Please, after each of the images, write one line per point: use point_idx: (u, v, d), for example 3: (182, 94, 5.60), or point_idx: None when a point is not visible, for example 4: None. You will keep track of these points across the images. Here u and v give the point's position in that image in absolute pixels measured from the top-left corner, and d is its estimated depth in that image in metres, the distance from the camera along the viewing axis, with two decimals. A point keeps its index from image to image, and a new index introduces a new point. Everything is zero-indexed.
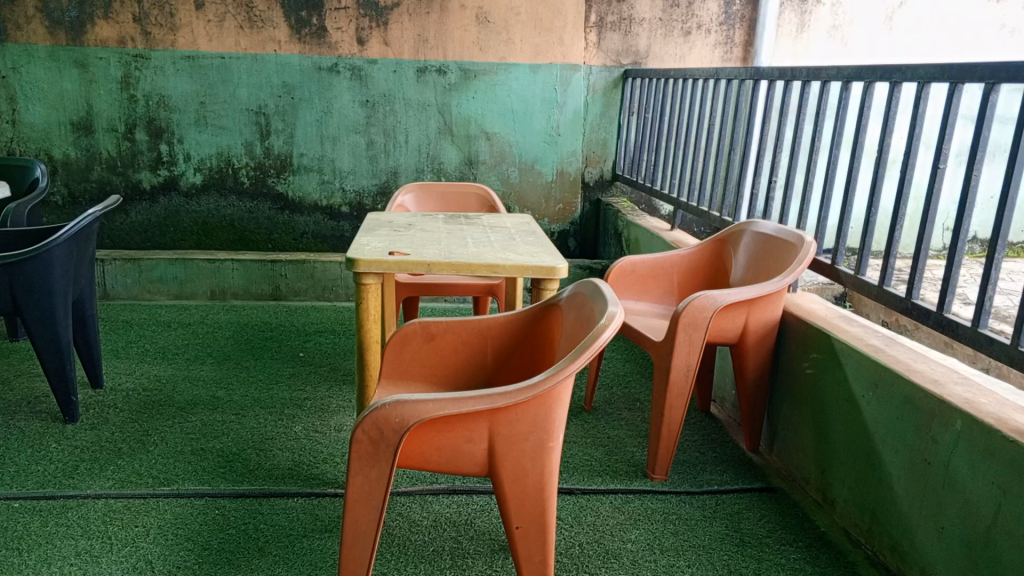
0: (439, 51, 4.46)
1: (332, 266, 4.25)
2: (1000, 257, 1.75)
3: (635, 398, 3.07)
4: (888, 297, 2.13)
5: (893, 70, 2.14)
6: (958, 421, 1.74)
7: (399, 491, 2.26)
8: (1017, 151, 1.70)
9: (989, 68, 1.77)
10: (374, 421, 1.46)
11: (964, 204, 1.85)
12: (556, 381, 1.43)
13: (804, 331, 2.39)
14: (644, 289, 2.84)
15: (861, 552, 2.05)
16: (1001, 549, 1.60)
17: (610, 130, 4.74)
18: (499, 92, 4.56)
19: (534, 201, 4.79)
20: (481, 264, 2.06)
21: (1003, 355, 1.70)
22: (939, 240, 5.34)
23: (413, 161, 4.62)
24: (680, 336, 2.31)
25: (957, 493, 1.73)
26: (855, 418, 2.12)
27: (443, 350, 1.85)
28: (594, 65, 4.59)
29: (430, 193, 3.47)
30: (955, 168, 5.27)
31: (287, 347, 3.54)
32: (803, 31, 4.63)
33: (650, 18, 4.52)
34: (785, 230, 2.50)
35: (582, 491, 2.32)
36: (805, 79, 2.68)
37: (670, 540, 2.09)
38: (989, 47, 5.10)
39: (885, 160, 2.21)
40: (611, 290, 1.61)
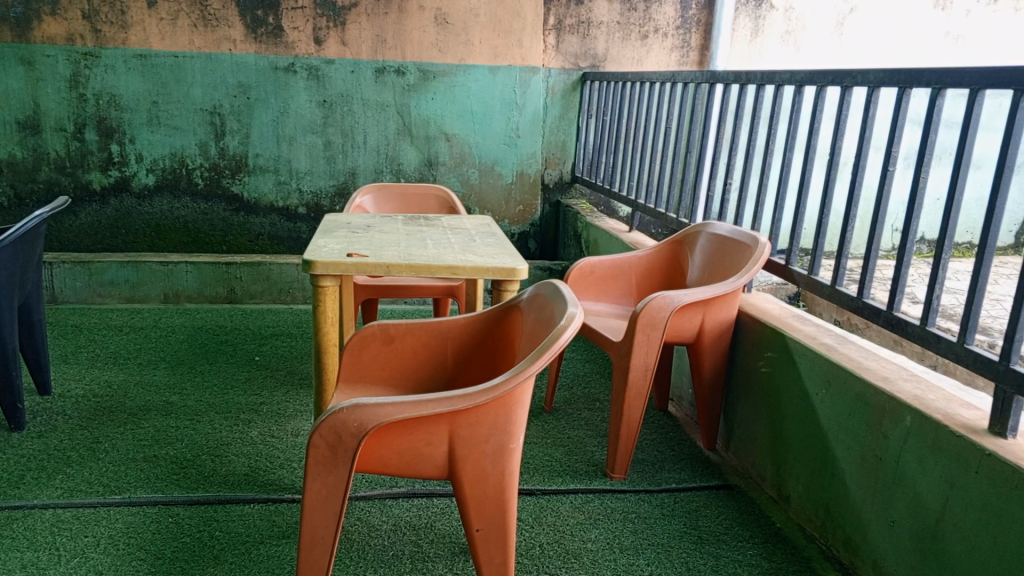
0: (398, 52, 4.44)
1: (289, 268, 4.19)
2: (947, 257, 1.80)
3: (595, 398, 3.09)
4: (840, 296, 2.17)
5: (844, 74, 2.19)
6: (907, 417, 1.78)
7: (358, 495, 2.24)
8: (962, 154, 1.75)
9: (936, 74, 1.82)
10: (331, 425, 1.45)
11: (912, 206, 1.89)
12: (517, 382, 1.43)
13: (759, 330, 2.43)
14: (602, 289, 2.86)
15: (815, 547, 2.09)
16: (949, 542, 1.64)
17: (569, 132, 4.76)
18: (458, 93, 4.55)
19: (494, 202, 4.79)
20: (441, 266, 2.05)
21: (950, 352, 1.75)
22: (889, 240, 5.47)
23: (372, 162, 4.59)
24: (639, 337, 2.33)
25: (907, 487, 1.78)
26: (809, 415, 2.16)
27: (403, 352, 1.83)
28: (553, 67, 4.61)
29: (388, 194, 3.45)
30: (903, 171, 5.41)
31: (242, 351, 3.48)
32: (757, 35, 4.71)
33: (608, 22, 4.56)
34: (740, 231, 2.54)
35: (543, 491, 2.32)
36: (759, 83, 2.72)
37: (630, 539, 2.11)
38: (935, 53, 5.25)
39: (837, 162, 2.25)
40: (571, 291, 1.61)
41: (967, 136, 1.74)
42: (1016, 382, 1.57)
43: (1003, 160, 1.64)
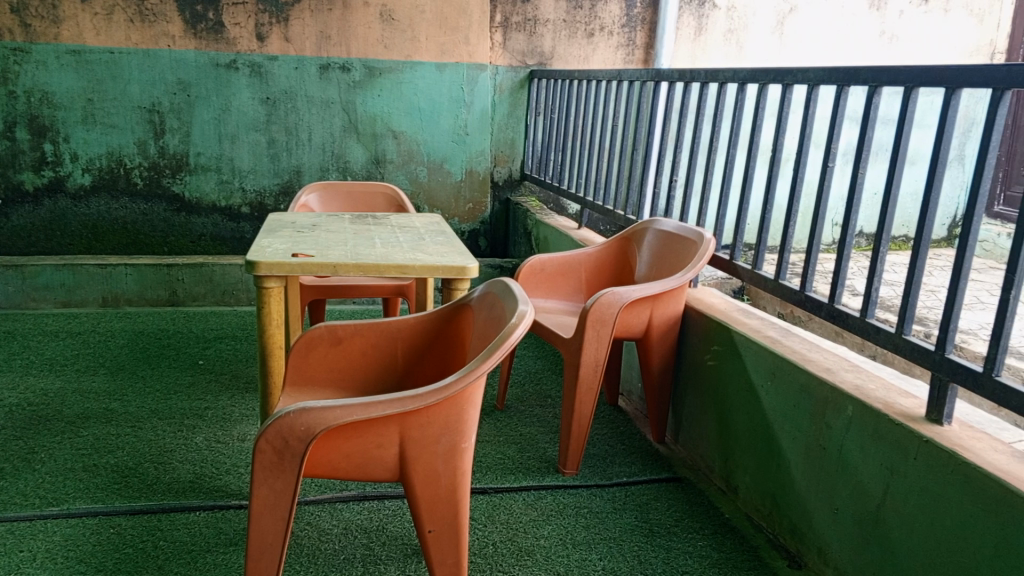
0: (342, 48, 4.38)
1: (233, 269, 4.11)
2: (885, 250, 1.85)
3: (547, 394, 3.10)
4: (783, 289, 2.22)
5: (784, 72, 2.23)
6: (849, 406, 1.83)
7: (308, 499, 2.20)
8: (898, 151, 1.80)
9: (872, 72, 1.87)
10: (278, 430, 1.42)
11: (851, 202, 1.94)
12: (468, 381, 1.43)
13: (705, 324, 2.47)
14: (553, 286, 2.87)
15: (763, 536, 2.13)
16: (891, 527, 1.69)
17: (518, 130, 4.76)
18: (405, 90, 4.51)
19: (443, 200, 4.76)
20: (390, 265, 2.03)
21: (889, 343, 1.80)
22: (829, 234, 5.62)
23: (317, 160, 4.53)
24: (589, 333, 2.35)
25: (850, 476, 1.83)
26: (755, 408, 2.20)
27: (351, 353, 1.81)
28: (500, 65, 4.60)
29: (335, 192, 3.40)
30: (842, 167, 5.56)
31: (185, 355, 3.40)
32: (700, 34, 4.81)
33: (554, 19, 4.58)
34: (686, 227, 2.58)
35: (495, 490, 2.32)
36: (703, 82, 2.76)
37: (582, 534, 2.12)
38: (872, 52, 5.37)
39: (779, 158, 2.29)
40: (521, 289, 1.61)
41: (902, 132, 1.79)
42: (950, 370, 1.62)
43: (935, 156, 1.69)
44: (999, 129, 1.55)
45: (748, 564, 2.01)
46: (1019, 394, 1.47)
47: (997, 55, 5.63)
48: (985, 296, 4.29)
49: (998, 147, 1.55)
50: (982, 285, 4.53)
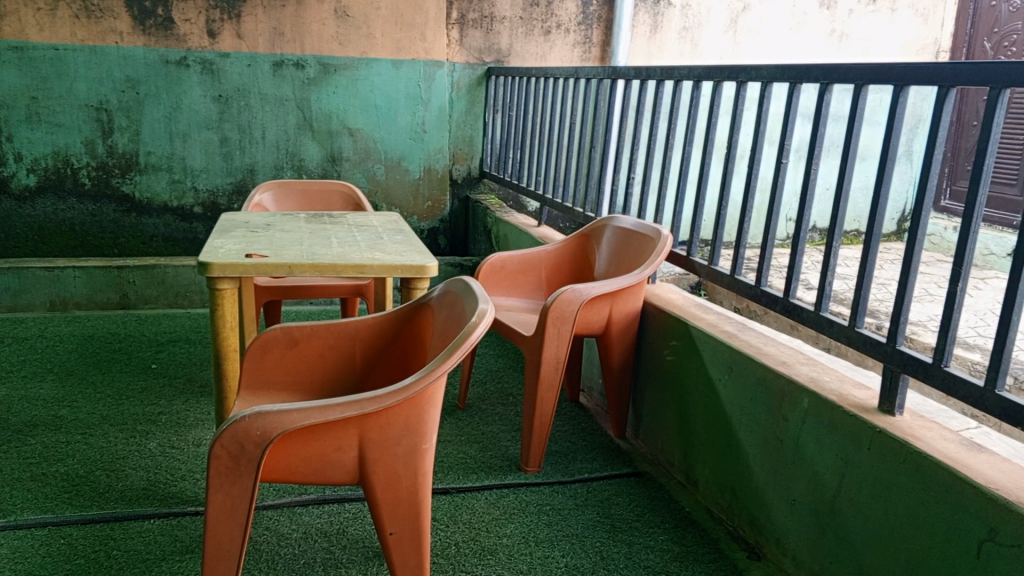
0: (296, 45, 4.31)
1: (186, 271, 4.02)
2: (838, 245, 1.89)
3: (508, 392, 3.10)
4: (739, 284, 2.24)
5: (739, 70, 2.25)
6: (805, 399, 1.86)
7: (266, 504, 2.17)
8: (850, 147, 1.83)
9: (823, 69, 1.90)
10: (233, 434, 1.39)
11: (804, 198, 1.97)
12: (428, 382, 1.41)
13: (664, 320, 2.49)
14: (513, 284, 2.87)
15: (723, 528, 2.16)
16: (847, 516, 1.72)
17: (476, 127, 4.74)
18: (361, 87, 4.47)
19: (402, 198, 4.73)
20: (347, 265, 2.00)
21: (843, 336, 1.83)
22: (784, 229, 5.71)
23: (272, 158, 4.46)
24: (549, 330, 2.34)
25: (806, 467, 1.86)
26: (714, 401, 2.23)
27: (308, 356, 1.78)
28: (457, 62, 4.58)
29: (290, 191, 3.35)
30: (796, 163, 5.65)
31: (137, 359, 3.32)
32: (656, 31, 4.85)
33: (510, 17, 4.57)
34: (644, 224, 2.60)
35: (457, 489, 2.31)
36: (658, 79, 2.78)
37: (545, 531, 2.12)
38: (823, 50, 5.47)
39: (734, 154, 2.32)
40: (481, 287, 1.61)
41: (853, 129, 1.83)
42: (901, 362, 1.66)
43: (885, 152, 1.72)
44: (946, 126, 1.58)
45: (709, 556, 2.03)
46: (968, 383, 1.50)
47: (941, 53, 5.77)
48: (933, 288, 4.41)
49: (945, 143, 1.59)
50: (930, 277, 4.65)
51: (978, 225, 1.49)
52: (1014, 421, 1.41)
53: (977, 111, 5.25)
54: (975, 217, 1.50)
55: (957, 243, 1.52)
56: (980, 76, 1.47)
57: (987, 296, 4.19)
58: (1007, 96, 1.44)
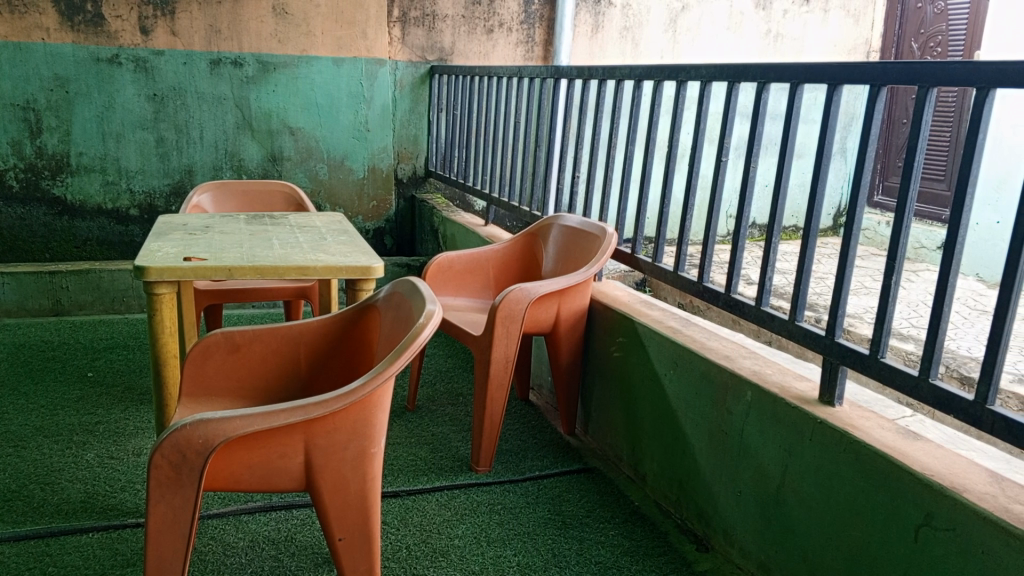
0: (234, 42, 4.22)
1: (122, 276, 3.89)
2: (777, 241, 1.93)
3: (457, 392, 3.09)
4: (682, 281, 2.28)
5: (679, 69, 2.28)
6: (748, 392, 1.90)
7: (211, 513, 2.11)
8: (787, 146, 1.88)
9: (760, 69, 1.94)
10: (174, 444, 1.35)
11: (744, 195, 2.01)
12: (375, 385, 1.40)
13: (610, 317, 2.51)
14: (460, 284, 2.86)
15: (671, 521, 2.19)
16: (791, 506, 1.77)
17: (420, 126, 4.70)
18: (301, 86, 4.39)
19: (346, 198, 4.67)
20: (290, 267, 1.96)
21: (783, 329, 1.87)
22: (725, 226, 5.84)
23: (210, 158, 4.35)
24: (498, 329, 2.34)
25: (751, 459, 1.89)
26: (660, 396, 2.25)
27: (251, 360, 1.74)
28: (399, 60, 4.53)
29: (229, 192, 3.28)
30: (736, 160, 5.79)
31: (72, 367, 3.21)
32: (598, 31, 4.91)
33: (453, 15, 4.56)
34: (589, 222, 2.62)
35: (408, 492, 2.29)
36: (601, 78, 2.80)
37: (496, 530, 2.12)
38: (761, 50, 5.58)
39: (675, 153, 2.35)
40: (428, 287, 1.59)
41: (790, 127, 1.87)
42: (840, 354, 1.70)
43: (821, 149, 1.77)
44: (878, 124, 1.63)
45: (659, 550, 2.05)
46: (902, 372, 1.55)
47: (872, 53, 5.94)
48: (868, 281, 4.55)
49: (877, 141, 1.64)
50: (865, 271, 4.80)
51: (910, 220, 1.55)
52: (947, 408, 1.47)
53: (906, 109, 5.45)
54: (907, 213, 1.55)
55: (890, 238, 1.57)
56: (909, 75, 1.52)
57: (919, 288, 4.34)
58: (934, 95, 1.49)
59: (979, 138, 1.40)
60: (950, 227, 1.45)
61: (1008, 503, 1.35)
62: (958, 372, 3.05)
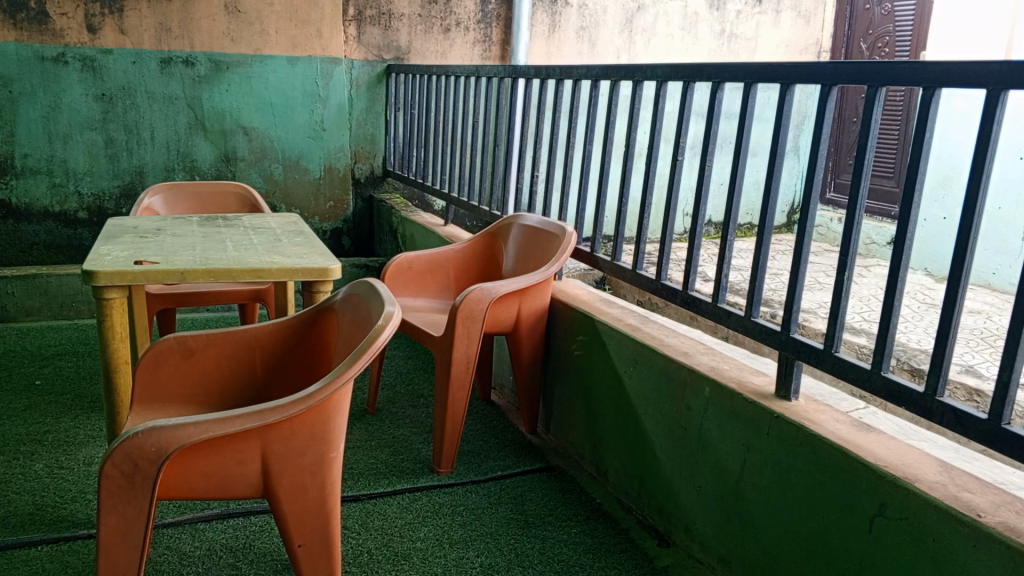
0: (185, 41, 4.13)
1: (70, 280, 3.79)
2: (732, 239, 1.95)
3: (419, 394, 3.06)
4: (641, 279, 2.29)
5: (635, 69, 2.29)
6: (705, 387, 1.92)
7: (165, 522, 2.07)
8: (741, 145, 1.90)
9: (714, 69, 1.96)
10: (126, 453, 1.32)
11: (700, 194, 2.03)
12: (333, 389, 1.38)
13: (570, 315, 2.52)
14: (420, 284, 2.84)
15: (633, 518, 2.21)
16: (749, 499, 1.79)
17: (378, 125, 4.65)
18: (255, 85, 4.32)
19: (302, 199, 4.61)
20: (245, 270, 1.92)
21: (739, 326, 1.90)
22: (681, 224, 5.91)
23: (162, 159, 4.26)
24: (459, 329, 2.33)
25: (709, 454, 1.92)
26: (621, 394, 2.26)
27: (205, 365, 1.70)
28: (355, 59, 4.48)
29: (182, 193, 3.21)
30: (692, 160, 5.86)
31: (19, 375, 3.11)
32: (554, 31, 4.94)
33: (409, 14, 4.52)
34: (549, 221, 2.62)
35: (368, 496, 2.26)
36: (558, 77, 2.80)
37: (459, 532, 2.11)
38: (714, 51, 5.64)
39: (632, 152, 2.36)
40: (386, 288, 1.58)
41: (744, 126, 1.89)
42: (795, 349, 1.73)
43: (774, 148, 1.80)
44: (828, 123, 1.66)
45: (621, 546, 2.06)
46: (855, 366, 1.58)
47: (823, 53, 6.04)
48: (822, 277, 4.64)
49: (828, 140, 1.67)
50: (819, 267, 4.90)
51: (861, 217, 1.58)
52: (898, 401, 1.50)
53: (856, 107, 5.56)
54: (858, 210, 1.58)
55: (842, 234, 1.59)
56: (859, 75, 1.55)
57: (871, 283, 4.44)
58: (882, 95, 1.53)
59: (926, 136, 1.44)
60: (899, 223, 1.48)
61: (957, 491, 1.38)
62: (908, 364, 3.12)
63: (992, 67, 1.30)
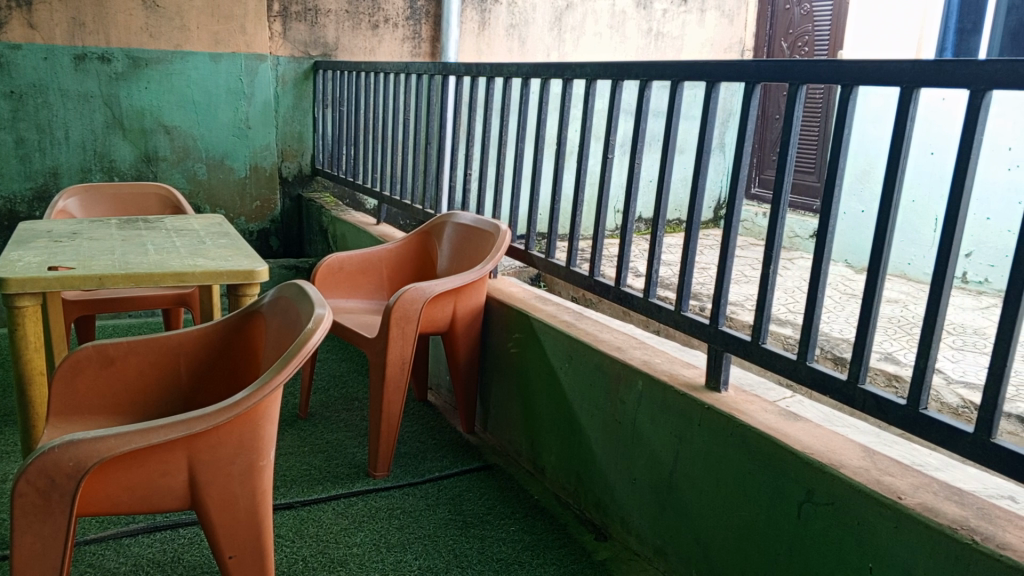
0: (100, 37, 3.97)
1: None
2: (662, 235, 1.98)
3: (353, 397, 3.02)
4: (574, 275, 2.30)
5: (564, 67, 2.30)
6: (639, 381, 1.94)
7: (87, 538, 1.98)
8: (669, 144, 1.93)
9: (642, 68, 1.99)
10: (41, 468, 1.25)
11: (630, 191, 2.05)
12: (262, 396, 1.34)
13: (506, 313, 2.52)
14: (352, 285, 2.79)
15: (570, 513, 2.22)
16: (682, 490, 1.82)
17: (305, 122, 4.55)
18: (176, 82, 4.18)
19: (228, 199, 4.49)
20: (167, 274, 1.85)
21: (670, 320, 1.93)
22: (613, 220, 5.99)
23: (77, 160, 4.08)
24: (393, 330, 2.31)
25: (643, 446, 1.94)
26: (557, 391, 2.27)
27: (126, 375, 1.63)
28: (281, 56, 4.37)
29: (100, 195, 3.08)
30: (622, 157, 5.95)
31: None
32: (484, 28, 4.94)
33: (336, 10, 4.44)
34: (482, 219, 2.61)
35: (303, 503, 2.21)
36: (488, 75, 2.78)
37: (396, 536, 2.08)
38: (642, 49, 5.71)
39: (564, 149, 2.37)
40: (315, 291, 1.55)
41: (672, 123, 1.92)
42: (723, 342, 1.77)
43: (701, 145, 1.83)
44: (752, 120, 1.70)
45: (559, 542, 2.08)
46: (782, 357, 1.63)
47: (746, 51, 6.19)
48: (748, 270, 4.77)
49: (752, 136, 1.71)
50: (746, 260, 5.04)
51: (785, 212, 1.62)
52: (824, 389, 1.54)
53: (778, 105, 5.73)
54: (782, 205, 1.63)
55: (767, 228, 1.63)
56: (780, 73, 1.59)
57: (795, 275, 4.58)
58: (803, 93, 1.57)
59: (844, 134, 1.48)
60: (821, 217, 1.52)
61: (879, 475, 1.43)
62: (832, 353, 3.23)
63: (906, 66, 1.34)
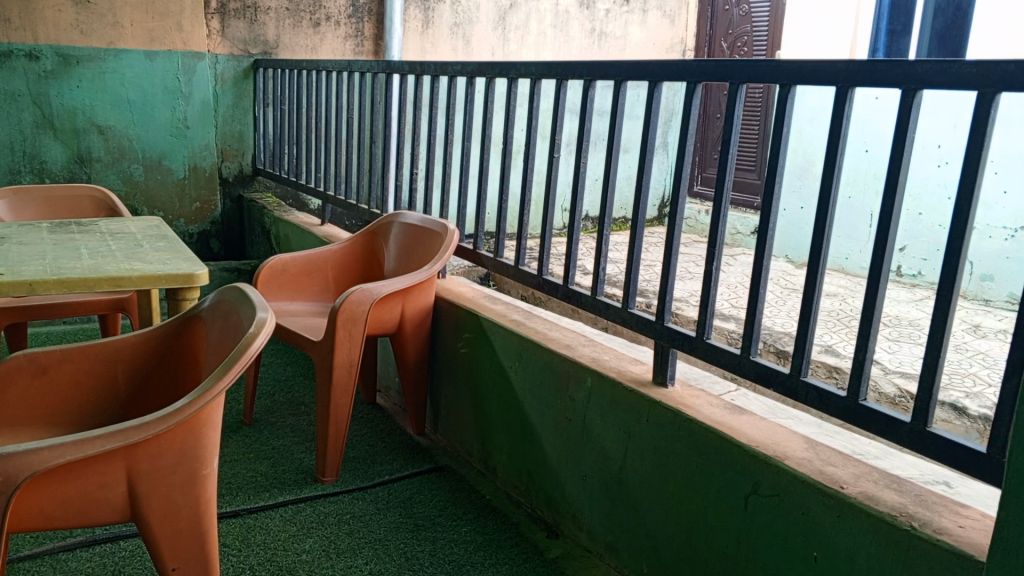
0: (27, 33, 3.82)
1: None
2: (608, 232, 1.99)
3: (299, 402, 2.96)
4: (523, 274, 2.30)
5: (509, 67, 2.29)
6: (587, 378, 1.95)
7: (21, 555, 1.90)
8: (613, 142, 1.94)
9: (586, 67, 2.00)
10: None
11: (576, 190, 2.06)
12: (203, 403, 1.30)
13: (455, 313, 2.51)
14: (297, 287, 2.75)
15: (522, 511, 2.22)
16: (632, 485, 1.84)
17: (246, 122, 4.45)
18: (109, 80, 4.05)
19: (166, 201, 4.36)
20: (102, 280, 1.79)
21: (618, 318, 1.94)
22: (559, 219, 6.03)
23: (5, 161, 3.93)
24: (340, 333, 2.27)
25: (593, 443, 1.95)
26: (508, 391, 2.27)
27: (60, 383, 1.57)
28: (219, 53, 4.27)
29: (31, 198, 2.97)
30: (567, 156, 5.99)
31: None
32: (427, 27, 4.92)
33: (275, 8, 4.35)
34: (430, 219, 2.59)
35: (249, 510, 2.17)
36: (433, 74, 2.76)
37: (346, 540, 2.06)
38: (586, 49, 5.76)
39: (510, 147, 2.36)
40: (257, 295, 1.51)
41: (616, 123, 1.93)
42: (669, 337, 1.79)
43: (645, 144, 1.85)
44: (695, 119, 1.73)
45: (511, 541, 2.08)
46: (726, 352, 1.65)
47: (687, 51, 6.28)
48: (692, 266, 4.85)
49: (695, 135, 1.73)
50: (690, 257, 5.12)
51: (726, 210, 1.64)
52: (766, 382, 1.57)
53: (719, 104, 5.84)
54: (724, 203, 1.65)
55: (710, 226, 1.66)
56: (720, 73, 1.61)
57: (738, 272, 4.68)
58: (743, 92, 1.60)
59: (783, 133, 1.51)
60: (762, 214, 1.55)
61: (821, 466, 1.47)
62: (774, 347, 3.30)
63: (840, 66, 1.38)
